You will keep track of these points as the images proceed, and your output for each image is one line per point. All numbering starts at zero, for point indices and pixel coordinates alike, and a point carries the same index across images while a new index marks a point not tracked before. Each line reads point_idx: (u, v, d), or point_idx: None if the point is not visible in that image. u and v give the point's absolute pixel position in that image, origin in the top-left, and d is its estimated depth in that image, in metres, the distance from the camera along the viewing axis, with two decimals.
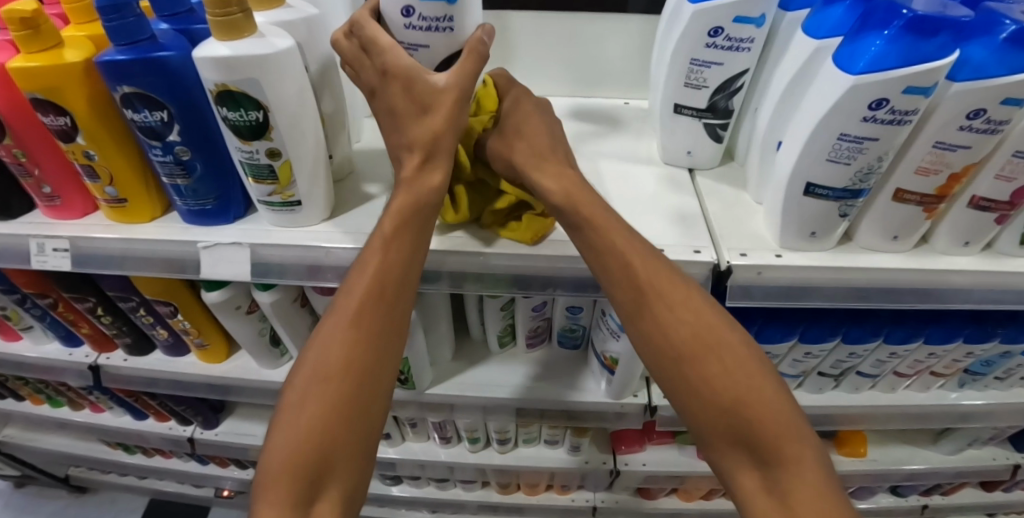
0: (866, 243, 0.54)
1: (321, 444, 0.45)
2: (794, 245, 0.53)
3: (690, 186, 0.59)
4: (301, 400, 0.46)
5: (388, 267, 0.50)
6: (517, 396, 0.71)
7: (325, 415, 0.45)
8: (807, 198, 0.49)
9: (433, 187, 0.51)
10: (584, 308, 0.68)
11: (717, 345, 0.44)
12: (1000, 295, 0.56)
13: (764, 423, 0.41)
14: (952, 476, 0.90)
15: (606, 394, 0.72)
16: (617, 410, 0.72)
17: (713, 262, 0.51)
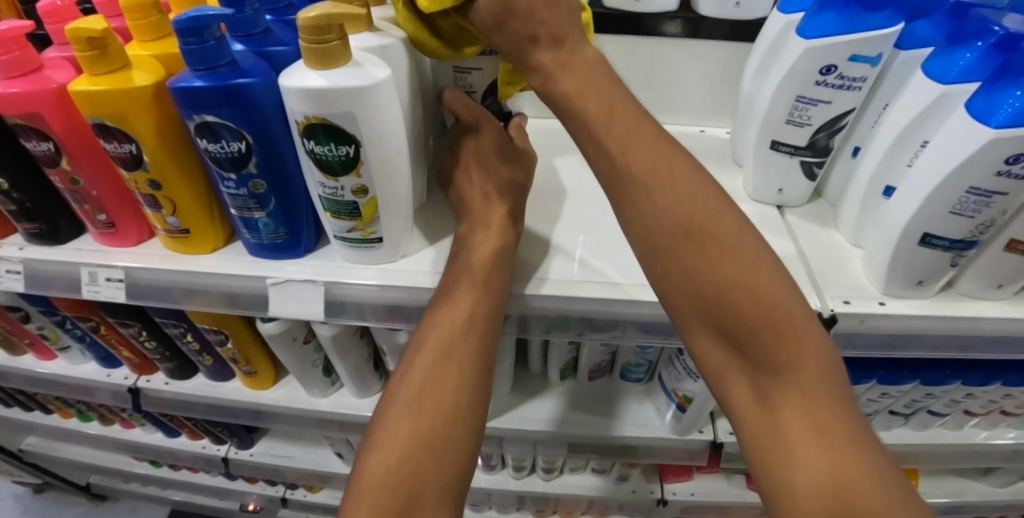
0: (967, 290, 0.52)
1: (410, 474, 0.40)
2: (897, 293, 0.50)
3: (781, 225, 0.56)
4: (399, 400, 0.44)
5: (483, 300, 0.47)
6: (578, 431, 0.69)
7: (418, 446, 0.41)
8: (920, 248, 0.47)
9: (501, 217, 0.51)
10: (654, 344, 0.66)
11: (729, 253, 0.36)
12: None
13: (772, 343, 0.35)
14: (1002, 508, 0.88)
15: (670, 430, 0.69)
16: (681, 447, 0.69)
17: (819, 312, 0.48)
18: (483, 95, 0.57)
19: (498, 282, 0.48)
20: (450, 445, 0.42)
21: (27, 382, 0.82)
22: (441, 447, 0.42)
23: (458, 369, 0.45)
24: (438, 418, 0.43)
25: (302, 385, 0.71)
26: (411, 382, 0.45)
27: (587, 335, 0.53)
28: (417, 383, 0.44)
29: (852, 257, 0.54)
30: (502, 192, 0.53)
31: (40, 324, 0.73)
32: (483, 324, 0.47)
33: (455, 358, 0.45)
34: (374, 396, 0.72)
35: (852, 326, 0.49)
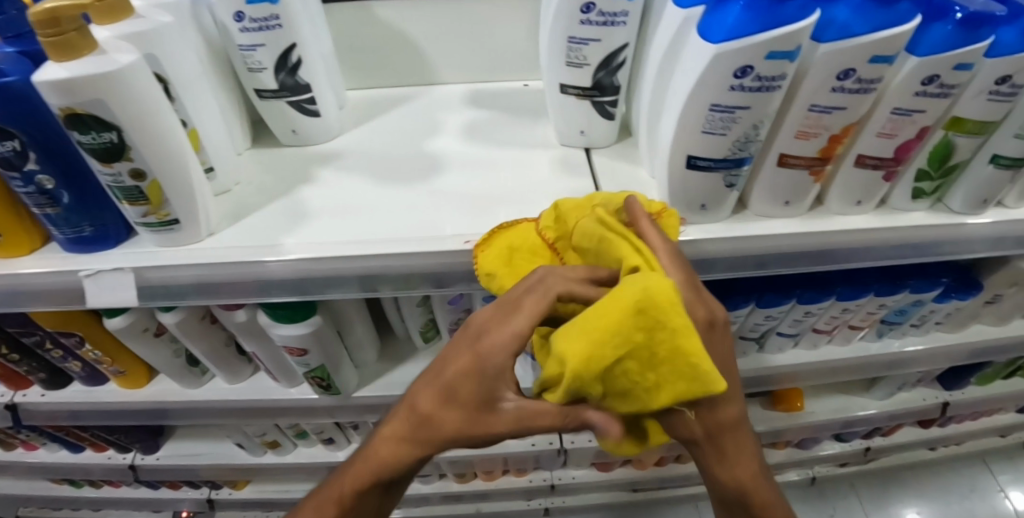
0: (759, 210, 0.53)
1: None
2: (688, 220, 0.50)
3: (585, 164, 0.56)
4: (317, 498, 0.51)
5: (399, 457, 0.45)
6: None
7: None
8: (689, 172, 0.47)
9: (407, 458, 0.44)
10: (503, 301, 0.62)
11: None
12: (889, 254, 0.58)
13: None
14: (887, 420, 0.93)
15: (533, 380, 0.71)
16: None
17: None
18: (274, 70, 0.55)
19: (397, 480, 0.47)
20: None
21: None
22: None
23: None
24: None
25: (171, 378, 0.72)
26: (331, 488, 0.50)
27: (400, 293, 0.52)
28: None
29: (651, 189, 0.54)
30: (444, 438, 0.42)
31: None
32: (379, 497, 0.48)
33: (370, 492, 0.48)
34: (245, 381, 0.74)
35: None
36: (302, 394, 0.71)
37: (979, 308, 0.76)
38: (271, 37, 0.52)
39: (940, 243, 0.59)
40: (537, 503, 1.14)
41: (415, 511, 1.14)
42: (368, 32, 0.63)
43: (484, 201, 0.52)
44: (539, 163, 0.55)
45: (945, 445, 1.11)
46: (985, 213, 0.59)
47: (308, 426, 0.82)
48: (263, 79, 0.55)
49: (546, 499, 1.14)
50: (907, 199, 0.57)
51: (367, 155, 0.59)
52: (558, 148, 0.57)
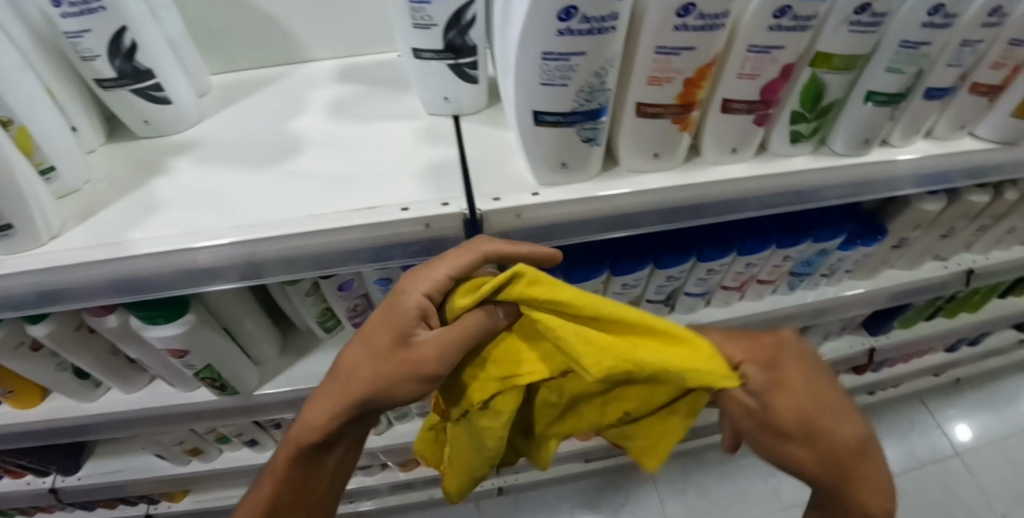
0: (629, 165, 0.48)
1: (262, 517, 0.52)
2: (551, 181, 0.47)
3: (451, 133, 0.53)
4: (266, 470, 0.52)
5: (320, 414, 0.47)
6: None
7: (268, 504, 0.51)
8: (538, 130, 0.43)
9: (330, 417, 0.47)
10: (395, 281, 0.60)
11: None
12: (775, 201, 0.54)
13: None
14: None
15: None
16: None
17: (462, 215, 0.46)
18: (108, 57, 0.50)
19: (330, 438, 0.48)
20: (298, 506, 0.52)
21: None
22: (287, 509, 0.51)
23: (290, 482, 0.50)
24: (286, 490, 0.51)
25: (63, 393, 0.69)
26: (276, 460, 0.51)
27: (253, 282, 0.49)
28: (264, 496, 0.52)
29: (513, 152, 0.51)
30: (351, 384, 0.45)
31: None
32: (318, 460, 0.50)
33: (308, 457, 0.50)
34: (143, 387, 0.71)
35: (508, 222, 0.46)
36: (202, 396, 0.68)
37: (887, 253, 0.75)
38: (96, 21, 0.47)
39: (830, 189, 0.57)
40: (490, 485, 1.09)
41: (366, 504, 1.13)
42: (226, 11, 0.60)
43: (335, 175, 0.51)
44: (405, 135, 0.54)
45: (882, 389, 1.12)
46: (868, 153, 0.57)
47: (225, 429, 0.80)
48: (100, 67, 0.51)
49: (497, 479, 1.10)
50: (787, 143, 0.53)
51: (227, 142, 0.56)
52: (425, 118, 0.55)
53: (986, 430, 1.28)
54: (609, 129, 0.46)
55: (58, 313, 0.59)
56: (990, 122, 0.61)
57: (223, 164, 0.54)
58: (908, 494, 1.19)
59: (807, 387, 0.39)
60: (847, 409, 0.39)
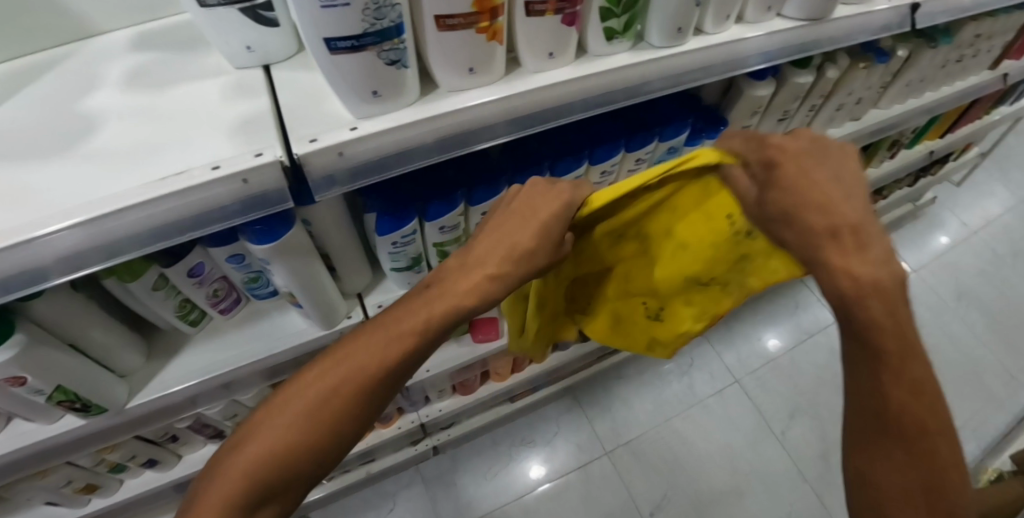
0: (448, 85, 0.47)
1: (309, 426, 0.46)
2: (368, 112, 0.45)
3: (263, 85, 0.51)
4: (328, 373, 0.47)
5: (433, 314, 0.48)
6: (222, 370, 0.63)
7: (323, 410, 0.46)
8: (336, 58, 0.41)
9: (462, 300, 0.48)
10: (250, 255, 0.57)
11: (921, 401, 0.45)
12: (603, 102, 0.55)
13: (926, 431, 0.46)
14: None
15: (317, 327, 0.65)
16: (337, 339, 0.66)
17: (280, 162, 0.44)
18: None
19: (399, 370, 0.48)
20: (356, 417, 0.47)
21: None
22: (339, 423, 0.47)
23: (337, 422, 0.47)
24: (350, 394, 0.47)
25: None
26: (345, 356, 0.48)
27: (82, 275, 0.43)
28: (287, 429, 0.46)
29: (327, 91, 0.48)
30: (466, 298, 0.48)
31: None
32: (380, 396, 0.48)
33: (393, 359, 0.48)
34: None
35: (332, 162, 0.44)
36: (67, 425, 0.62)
37: None
38: None
39: (657, 82, 0.59)
40: (424, 446, 1.08)
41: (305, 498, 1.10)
42: None
43: (137, 147, 0.47)
44: (212, 94, 0.50)
45: None
46: (685, 43, 0.59)
47: (115, 456, 0.75)
48: None
49: (431, 439, 1.09)
50: (603, 42, 0.53)
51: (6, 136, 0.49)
52: (233, 73, 0.52)
53: None
54: (414, 47, 0.44)
55: None
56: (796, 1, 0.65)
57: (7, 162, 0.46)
58: (803, 365, 1.33)
59: (801, 165, 0.43)
60: (852, 177, 0.43)
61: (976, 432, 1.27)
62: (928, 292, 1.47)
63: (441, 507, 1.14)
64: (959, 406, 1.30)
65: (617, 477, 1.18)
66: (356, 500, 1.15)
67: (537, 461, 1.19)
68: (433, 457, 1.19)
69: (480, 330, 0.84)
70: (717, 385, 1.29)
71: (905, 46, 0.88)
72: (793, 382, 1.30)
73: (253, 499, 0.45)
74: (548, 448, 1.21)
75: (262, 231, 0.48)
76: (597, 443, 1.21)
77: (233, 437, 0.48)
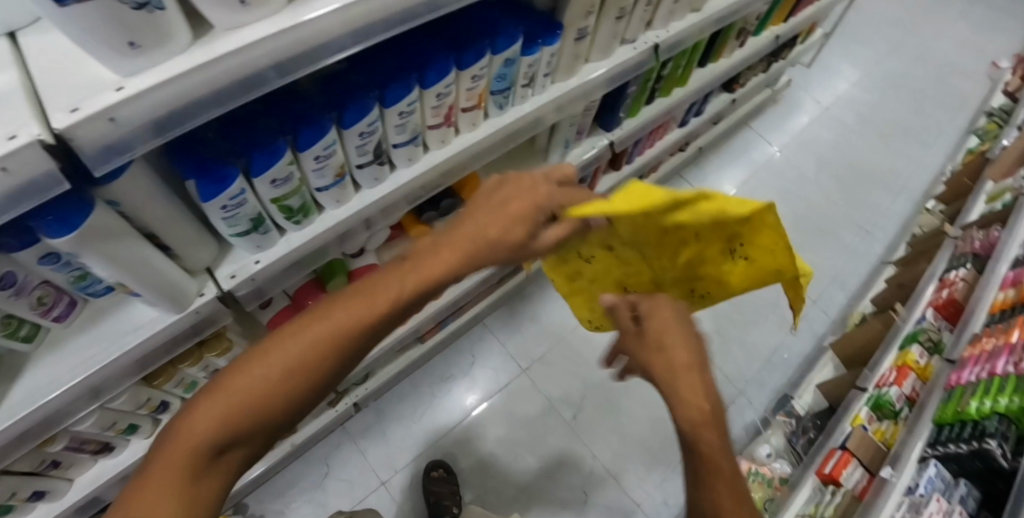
0: (225, 24, 0.43)
1: (263, 403, 0.41)
2: (134, 69, 0.40)
3: (11, 58, 0.43)
4: (288, 344, 0.42)
5: (417, 285, 0.47)
6: (70, 383, 0.58)
7: (282, 384, 0.42)
8: (60, 13, 0.34)
9: (439, 272, 0.48)
10: (63, 255, 0.51)
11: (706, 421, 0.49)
12: (404, 20, 0.51)
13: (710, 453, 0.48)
14: (577, 173, 1.00)
15: (169, 313, 0.60)
16: (196, 319, 0.62)
17: (42, 141, 0.39)
18: None
19: (369, 342, 0.45)
20: (314, 392, 0.44)
21: None
22: (300, 398, 0.43)
23: (307, 388, 0.43)
24: (312, 369, 0.43)
25: None
26: (313, 326, 0.43)
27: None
28: (242, 397, 0.41)
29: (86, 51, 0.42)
30: (445, 274, 0.49)
31: None
32: (344, 372, 0.46)
33: (364, 332, 0.44)
34: None
35: (104, 131, 0.40)
36: None
37: (574, 47, 0.76)
38: None
39: None
40: (345, 405, 1.08)
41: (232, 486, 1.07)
42: None
43: None
44: None
45: (644, 177, 1.27)
46: None
47: None
48: None
49: (350, 396, 1.08)
50: None
51: None
52: None
53: (733, 182, 1.55)
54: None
55: None
56: None
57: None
58: None
59: None
60: None
61: (839, 283, 1.44)
62: (789, 168, 1.61)
63: (375, 457, 1.17)
64: (823, 261, 1.47)
65: (536, 389, 1.25)
66: (288, 473, 1.14)
67: (462, 393, 1.24)
68: (358, 414, 1.20)
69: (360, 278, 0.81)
70: None
71: None
72: None
73: (212, 458, 0.40)
74: (470, 380, 1.25)
75: (52, 220, 0.43)
76: (513, 364, 1.28)
77: (167, 424, 0.41)
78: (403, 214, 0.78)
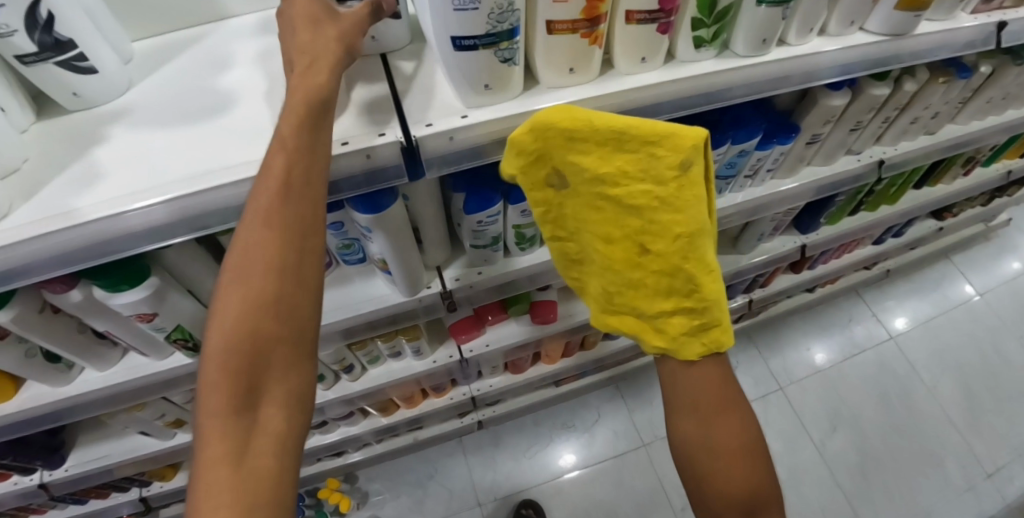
0: (549, 82, 0.54)
1: (235, 427, 0.40)
2: (478, 103, 0.51)
3: (382, 68, 0.56)
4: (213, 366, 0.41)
5: (280, 251, 0.42)
6: None
7: (234, 405, 0.40)
8: (458, 54, 0.46)
9: (294, 225, 0.42)
10: (347, 224, 0.63)
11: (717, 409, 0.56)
12: (690, 103, 0.62)
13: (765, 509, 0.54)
14: (756, 267, 1.03)
15: (401, 294, 0.72)
16: (418, 305, 0.73)
17: (399, 143, 0.49)
18: (27, 31, 0.49)
19: (288, 327, 0.43)
20: (284, 382, 0.43)
21: None
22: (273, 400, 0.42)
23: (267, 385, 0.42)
24: (246, 375, 0.41)
25: (35, 380, 0.69)
26: (219, 331, 0.41)
27: (200, 232, 0.52)
28: (215, 421, 0.39)
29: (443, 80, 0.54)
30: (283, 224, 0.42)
31: None
32: (300, 354, 0.44)
33: (268, 312, 0.42)
34: (120, 363, 0.73)
35: (444, 145, 0.50)
36: (179, 361, 0.72)
37: (803, 149, 0.80)
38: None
39: (739, 89, 0.64)
40: (470, 419, 1.20)
41: (357, 453, 1.19)
42: None
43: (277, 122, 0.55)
44: None
45: (818, 285, 1.23)
46: (768, 53, 0.63)
47: None
48: (21, 43, 0.49)
49: (477, 413, 1.20)
50: (692, 50, 0.60)
51: (160, 106, 0.57)
52: None
53: (916, 315, 1.42)
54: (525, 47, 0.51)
55: (20, 295, 0.59)
56: (878, 17, 0.66)
57: (161, 127, 0.55)
58: (850, 378, 1.33)
59: None
60: None
61: None
62: (991, 317, 1.43)
63: (480, 478, 1.23)
64: (1012, 432, 1.27)
65: (650, 466, 1.23)
66: (403, 459, 1.26)
67: (576, 444, 1.26)
68: (476, 431, 1.28)
69: (539, 312, 0.91)
70: (761, 390, 1.32)
71: (988, 62, 0.86)
72: (837, 393, 1.31)
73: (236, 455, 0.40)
74: (589, 436, 1.27)
75: (365, 197, 0.55)
76: (633, 434, 1.27)
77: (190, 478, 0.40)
78: None
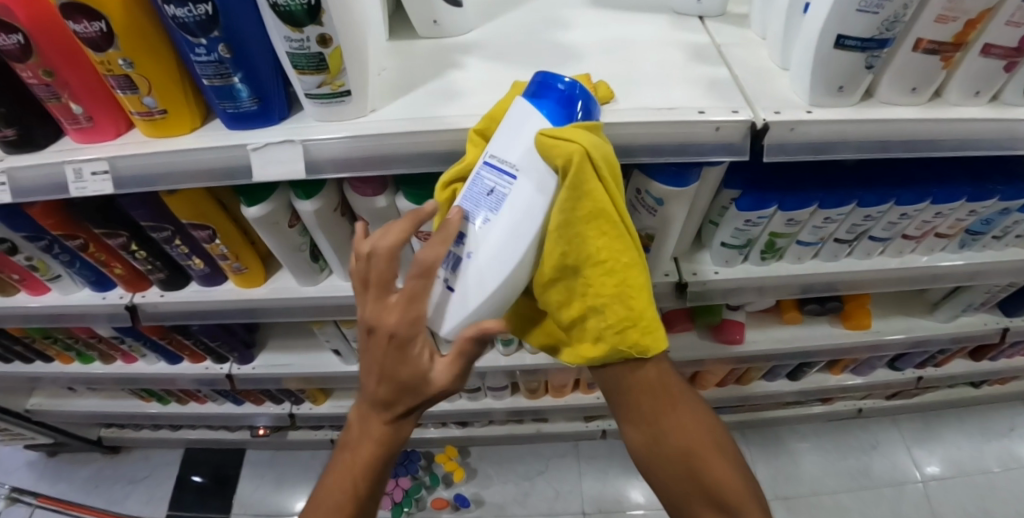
0: (885, 97, 0.58)
1: None
2: (823, 102, 0.56)
3: (715, 55, 0.62)
4: None
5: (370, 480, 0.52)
6: None
7: None
8: (835, 52, 0.52)
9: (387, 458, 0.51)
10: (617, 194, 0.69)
11: (664, 403, 0.55)
12: (1003, 146, 0.61)
13: (723, 487, 0.53)
14: (945, 342, 0.99)
15: None
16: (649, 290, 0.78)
17: (751, 124, 0.54)
18: None
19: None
20: None
21: (21, 320, 0.82)
22: None
23: None
24: None
25: (292, 274, 0.76)
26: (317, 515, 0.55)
27: None
28: None
29: (782, 77, 0.60)
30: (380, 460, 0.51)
31: (28, 255, 0.73)
32: None
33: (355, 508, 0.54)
34: None
35: (784, 134, 0.55)
36: None
37: None
38: None
39: None
40: (595, 426, 1.20)
41: (479, 430, 1.20)
42: None
43: (617, 83, 0.58)
44: (673, 52, 0.62)
45: (987, 383, 1.22)
46: None
47: None
48: None
49: (604, 421, 1.20)
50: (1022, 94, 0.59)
51: (504, 49, 0.62)
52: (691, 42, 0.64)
53: None
54: (881, 62, 0.56)
55: (326, 191, 0.64)
56: None
57: (509, 65, 0.60)
58: (996, 487, 1.23)
59: None
60: None
61: None
62: None
63: (589, 489, 1.20)
64: None
65: None
66: (517, 449, 1.26)
67: None
68: (593, 440, 1.27)
69: (725, 330, 0.93)
70: (896, 477, 1.25)
71: None
72: (980, 499, 1.22)
73: None
74: None
75: (674, 173, 0.59)
76: None
77: None
78: (807, 297, 0.85)
